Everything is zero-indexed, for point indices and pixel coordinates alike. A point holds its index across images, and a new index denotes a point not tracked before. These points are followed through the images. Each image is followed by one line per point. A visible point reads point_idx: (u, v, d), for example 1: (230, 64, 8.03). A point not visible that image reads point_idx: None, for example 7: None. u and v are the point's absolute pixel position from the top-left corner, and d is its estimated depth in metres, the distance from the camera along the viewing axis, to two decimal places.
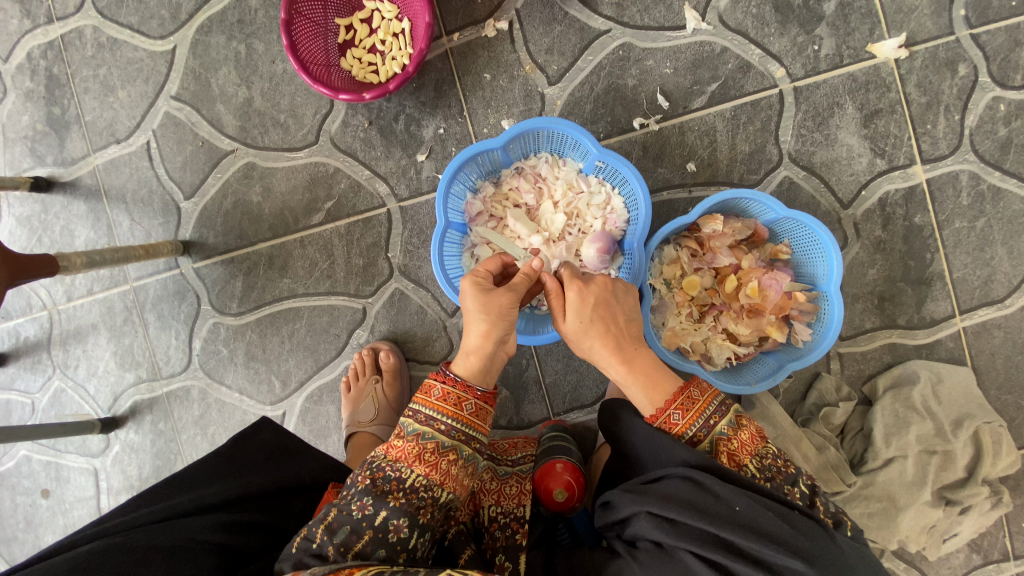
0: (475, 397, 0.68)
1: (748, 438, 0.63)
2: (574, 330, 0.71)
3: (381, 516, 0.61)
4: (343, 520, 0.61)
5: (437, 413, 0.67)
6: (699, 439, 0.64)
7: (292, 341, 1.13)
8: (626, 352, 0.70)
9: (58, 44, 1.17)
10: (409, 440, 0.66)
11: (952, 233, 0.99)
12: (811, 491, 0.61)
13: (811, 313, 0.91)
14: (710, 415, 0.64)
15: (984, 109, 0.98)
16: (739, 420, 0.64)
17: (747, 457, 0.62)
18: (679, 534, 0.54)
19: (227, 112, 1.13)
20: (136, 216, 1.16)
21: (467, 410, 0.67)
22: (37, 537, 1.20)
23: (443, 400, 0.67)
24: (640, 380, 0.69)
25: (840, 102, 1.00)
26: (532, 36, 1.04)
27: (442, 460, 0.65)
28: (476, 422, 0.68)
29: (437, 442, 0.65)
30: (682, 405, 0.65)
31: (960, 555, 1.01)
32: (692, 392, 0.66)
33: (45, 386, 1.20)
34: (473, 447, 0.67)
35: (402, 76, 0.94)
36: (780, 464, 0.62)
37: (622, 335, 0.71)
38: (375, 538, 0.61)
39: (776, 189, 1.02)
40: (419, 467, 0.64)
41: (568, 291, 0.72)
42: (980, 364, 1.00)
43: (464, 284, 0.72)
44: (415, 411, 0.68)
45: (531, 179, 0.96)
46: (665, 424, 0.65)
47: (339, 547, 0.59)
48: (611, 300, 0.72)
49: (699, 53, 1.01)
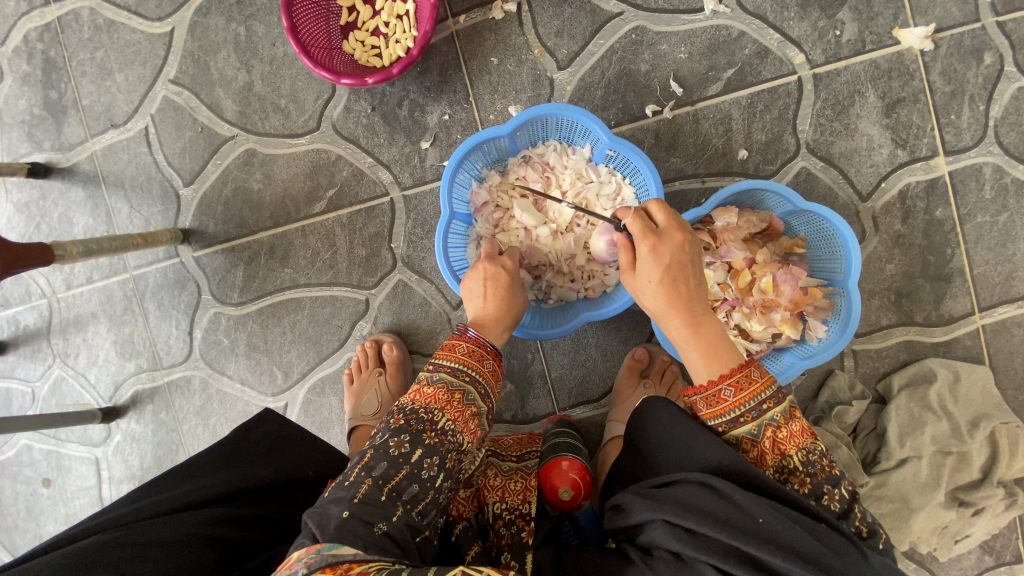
0: (491, 356, 0.73)
1: (798, 431, 0.61)
2: (640, 284, 0.66)
3: (416, 453, 0.62)
4: (379, 457, 0.61)
5: (461, 364, 0.70)
6: (744, 420, 0.62)
7: (294, 332, 1.11)
8: (695, 318, 0.65)
9: (55, 26, 1.14)
10: (438, 386, 0.67)
11: (973, 228, 0.96)
12: (851, 497, 0.60)
13: (826, 309, 0.88)
14: (764, 399, 0.61)
15: (1010, 99, 0.94)
16: (792, 411, 0.62)
17: (792, 449, 0.61)
18: (698, 545, 0.52)
19: (227, 96, 1.10)
20: (135, 204, 1.14)
21: (486, 366, 0.72)
22: (39, 526, 1.20)
23: (468, 354, 0.71)
24: (701, 346, 0.64)
25: (861, 91, 0.96)
26: (542, 18, 1.01)
27: (467, 410, 0.67)
28: (491, 380, 0.72)
29: (463, 391, 0.68)
30: (736, 383, 0.62)
31: (971, 556, 0.99)
32: (752, 372, 0.63)
33: (45, 375, 1.19)
34: (490, 406, 0.71)
35: (406, 60, 0.91)
36: (823, 463, 0.61)
37: (694, 300, 0.65)
38: (410, 473, 0.61)
39: (792, 180, 0.98)
40: (449, 412, 0.66)
41: (641, 244, 0.65)
42: (999, 363, 0.97)
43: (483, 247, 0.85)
44: (438, 365, 0.70)
45: (538, 168, 0.92)
46: (712, 397, 0.63)
47: (378, 480, 0.59)
48: (689, 263, 0.66)
49: (715, 37, 0.97)
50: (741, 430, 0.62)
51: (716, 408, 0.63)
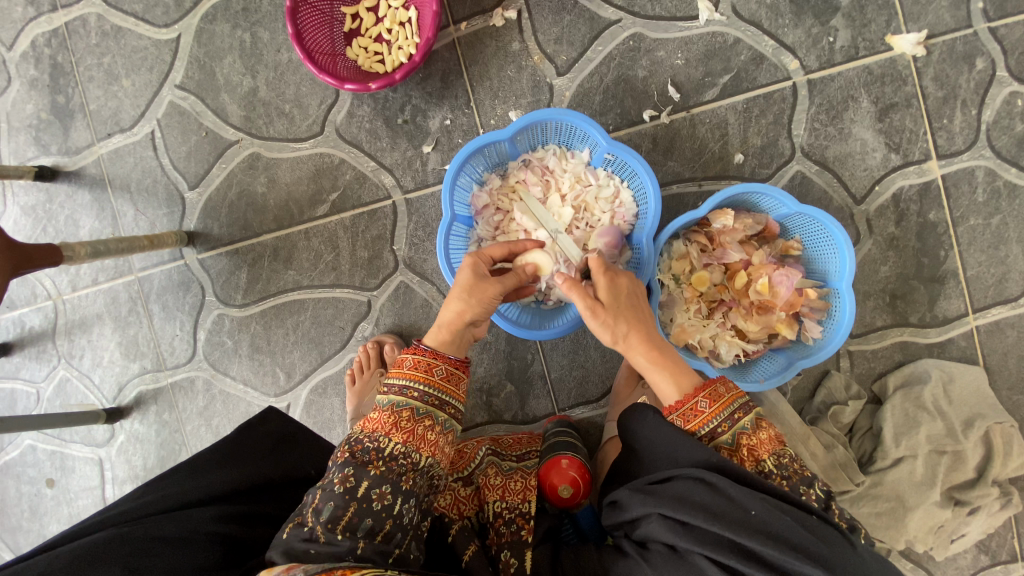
0: (446, 363, 0.68)
1: (766, 438, 0.63)
2: (605, 313, 0.71)
3: (364, 486, 0.61)
4: (327, 497, 0.60)
5: (409, 381, 0.67)
6: (720, 431, 0.63)
7: (297, 333, 1.13)
8: (655, 342, 0.71)
9: (63, 31, 1.16)
10: (385, 410, 0.65)
11: (966, 230, 0.97)
12: (827, 496, 0.60)
13: (822, 310, 0.89)
14: (735, 410, 0.64)
15: (1002, 104, 0.96)
16: (759, 421, 0.64)
17: (765, 453, 0.61)
18: (692, 538, 0.53)
19: (232, 101, 1.12)
20: (141, 206, 1.16)
21: (437, 374, 0.67)
22: (42, 527, 1.21)
23: (415, 368, 0.68)
24: (666, 368, 0.70)
25: (855, 96, 0.98)
26: (541, 25, 1.03)
27: (418, 426, 0.65)
28: (447, 387, 0.68)
29: (411, 409, 0.65)
30: (709, 395, 0.65)
31: (967, 555, 1.00)
32: (718, 387, 0.65)
33: (50, 376, 1.20)
34: (449, 412, 0.67)
35: (408, 66, 0.93)
36: (796, 466, 0.61)
37: (650, 327, 0.73)
38: (360, 508, 0.60)
39: (788, 184, 1.00)
40: (395, 435, 0.64)
41: (600, 277, 0.73)
42: (993, 363, 0.98)
43: (465, 260, 0.75)
44: (389, 384, 0.67)
45: (538, 172, 0.94)
46: (689, 412, 0.65)
47: (327, 524, 0.58)
48: (637, 294, 0.75)
49: (711, 44, 0.99)
50: (718, 442, 0.63)
51: (694, 422, 0.64)
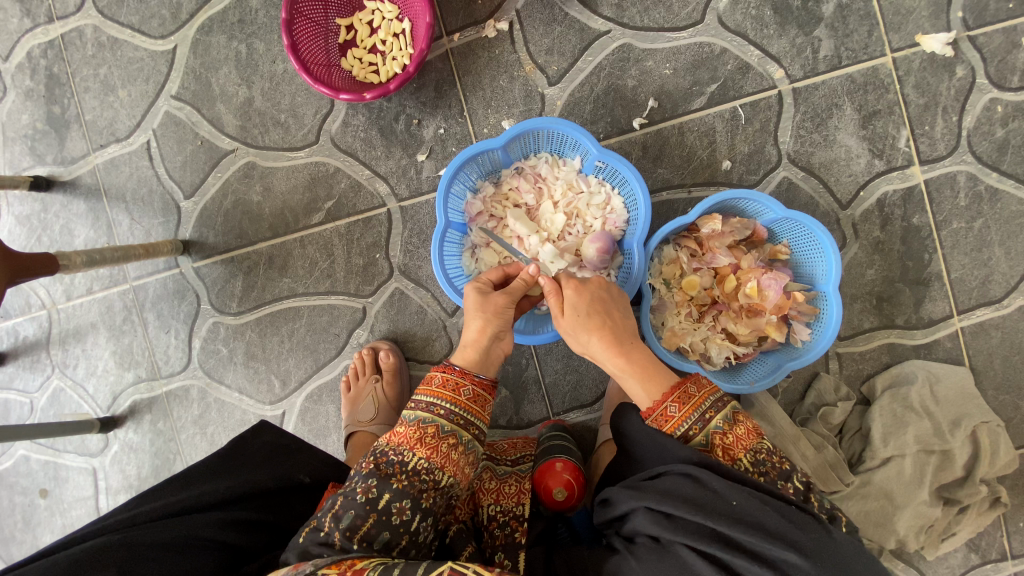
0: (473, 383, 0.70)
1: (743, 433, 0.64)
2: (573, 323, 0.75)
3: (384, 498, 0.62)
4: (348, 505, 0.61)
5: (436, 399, 0.69)
6: (693, 433, 0.65)
7: (292, 341, 1.13)
8: (625, 346, 0.74)
9: (58, 43, 1.17)
10: (411, 424, 0.67)
11: (949, 234, 1.00)
12: (807, 487, 0.62)
13: (810, 313, 0.90)
14: (705, 410, 0.65)
15: (982, 110, 0.98)
16: (734, 416, 0.65)
17: (741, 452, 0.63)
18: (675, 529, 0.55)
19: (228, 111, 1.13)
20: (136, 216, 1.17)
21: (465, 394, 0.70)
22: (35, 537, 1.20)
23: (442, 386, 0.70)
24: (635, 372, 0.72)
25: (839, 104, 1.00)
26: (532, 36, 1.05)
27: (443, 443, 0.66)
28: (473, 407, 0.70)
29: (437, 426, 0.67)
30: (678, 398, 0.67)
31: (957, 554, 1.01)
32: (688, 388, 0.67)
33: (43, 386, 1.20)
34: (473, 432, 0.69)
35: (403, 76, 0.94)
36: (774, 460, 0.63)
37: (621, 330, 0.75)
38: (380, 521, 0.61)
39: (775, 190, 1.02)
40: (420, 450, 0.65)
41: (568, 286, 0.77)
42: (978, 364, 1.00)
43: (468, 291, 0.79)
44: (417, 400, 0.70)
45: (531, 179, 0.96)
46: (661, 416, 0.67)
47: (345, 532, 0.59)
48: (609, 299, 0.78)
49: (699, 54, 1.02)
50: (693, 444, 0.65)
51: (667, 426, 0.66)
